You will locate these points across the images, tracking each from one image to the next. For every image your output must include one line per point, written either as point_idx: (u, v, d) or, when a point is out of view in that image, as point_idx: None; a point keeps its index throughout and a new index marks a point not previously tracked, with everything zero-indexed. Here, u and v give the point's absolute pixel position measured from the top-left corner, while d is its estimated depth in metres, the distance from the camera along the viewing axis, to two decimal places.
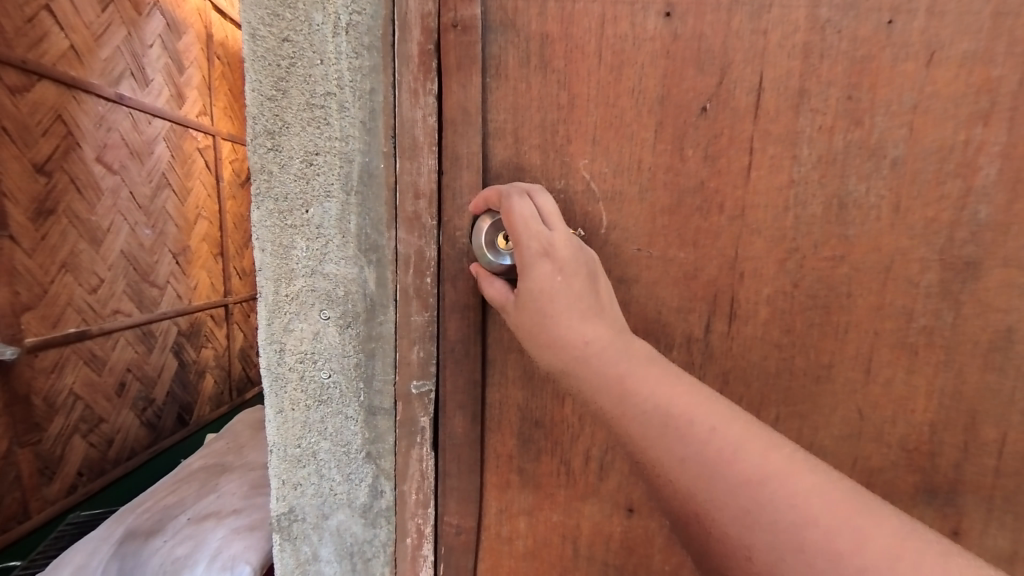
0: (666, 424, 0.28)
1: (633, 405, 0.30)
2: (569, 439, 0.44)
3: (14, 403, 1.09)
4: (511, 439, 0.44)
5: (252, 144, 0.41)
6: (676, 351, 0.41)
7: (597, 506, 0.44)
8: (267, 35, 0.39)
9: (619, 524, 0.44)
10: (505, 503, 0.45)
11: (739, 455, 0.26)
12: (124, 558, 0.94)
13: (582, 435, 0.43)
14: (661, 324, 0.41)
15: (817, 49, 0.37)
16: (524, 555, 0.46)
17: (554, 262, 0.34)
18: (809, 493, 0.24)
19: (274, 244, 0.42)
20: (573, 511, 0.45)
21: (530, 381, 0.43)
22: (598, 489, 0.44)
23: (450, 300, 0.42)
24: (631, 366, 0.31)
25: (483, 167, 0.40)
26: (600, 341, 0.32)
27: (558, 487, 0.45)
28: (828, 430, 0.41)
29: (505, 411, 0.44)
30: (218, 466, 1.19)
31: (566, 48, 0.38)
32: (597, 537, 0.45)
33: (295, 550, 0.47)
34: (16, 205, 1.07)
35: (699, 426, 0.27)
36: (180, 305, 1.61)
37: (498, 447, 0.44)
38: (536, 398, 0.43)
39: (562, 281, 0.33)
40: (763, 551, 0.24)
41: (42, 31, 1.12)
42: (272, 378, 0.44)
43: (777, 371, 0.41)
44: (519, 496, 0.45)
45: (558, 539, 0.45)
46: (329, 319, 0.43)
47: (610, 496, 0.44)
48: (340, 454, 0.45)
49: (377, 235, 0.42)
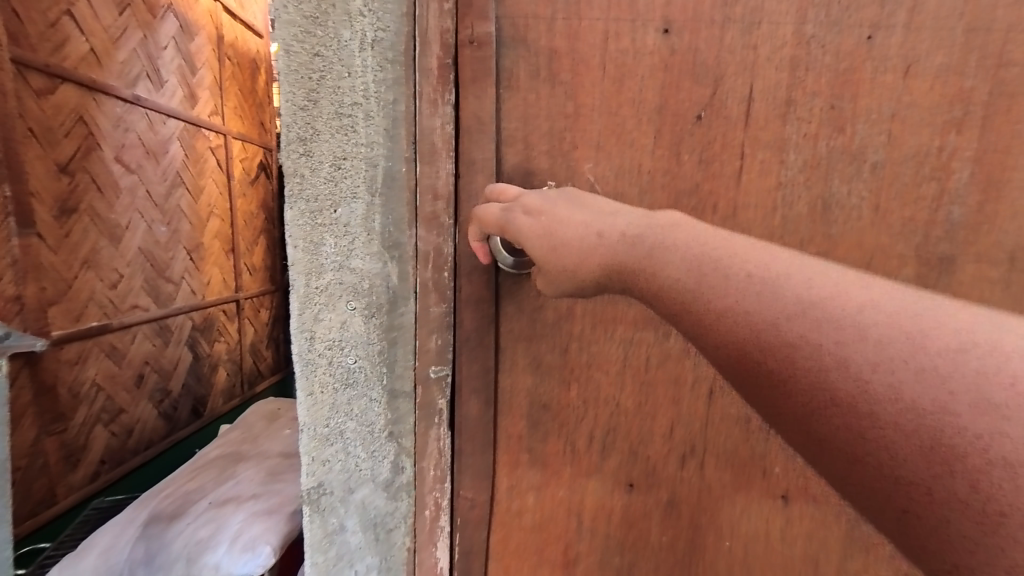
0: (700, 280, 0.28)
1: (664, 273, 0.30)
2: (574, 421, 0.47)
3: (41, 393, 1.13)
4: (521, 420, 0.48)
5: (285, 149, 0.45)
6: (672, 339, 0.45)
7: (600, 482, 0.48)
8: (300, 50, 0.43)
9: (620, 499, 0.48)
10: (515, 480, 0.49)
11: (778, 291, 0.25)
12: (151, 540, 0.98)
13: (586, 417, 0.47)
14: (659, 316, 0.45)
15: (803, 62, 0.40)
16: (532, 528, 0.50)
17: (541, 207, 0.37)
18: (858, 311, 0.23)
19: (305, 241, 0.46)
20: (578, 487, 0.49)
21: (538, 367, 0.47)
22: (601, 467, 0.48)
23: (466, 293, 0.46)
24: (657, 240, 0.31)
25: (496, 171, 0.44)
26: (624, 228, 0.33)
27: (563, 465, 0.48)
28: None
29: (515, 395, 0.48)
30: (235, 454, 1.25)
31: (572, 61, 0.42)
32: (600, 511, 0.49)
33: (323, 522, 0.52)
34: (42, 203, 1.12)
35: (731, 275, 0.27)
36: (195, 301, 1.66)
37: (509, 429, 0.48)
38: (544, 383, 0.47)
39: (547, 219, 0.36)
40: (813, 376, 0.23)
41: (63, 36, 1.16)
42: (302, 364, 0.49)
43: None
44: (527, 473, 0.49)
45: (564, 514, 0.49)
46: (355, 309, 0.47)
47: (612, 473, 0.48)
48: (364, 434, 0.50)
49: (399, 233, 0.46)
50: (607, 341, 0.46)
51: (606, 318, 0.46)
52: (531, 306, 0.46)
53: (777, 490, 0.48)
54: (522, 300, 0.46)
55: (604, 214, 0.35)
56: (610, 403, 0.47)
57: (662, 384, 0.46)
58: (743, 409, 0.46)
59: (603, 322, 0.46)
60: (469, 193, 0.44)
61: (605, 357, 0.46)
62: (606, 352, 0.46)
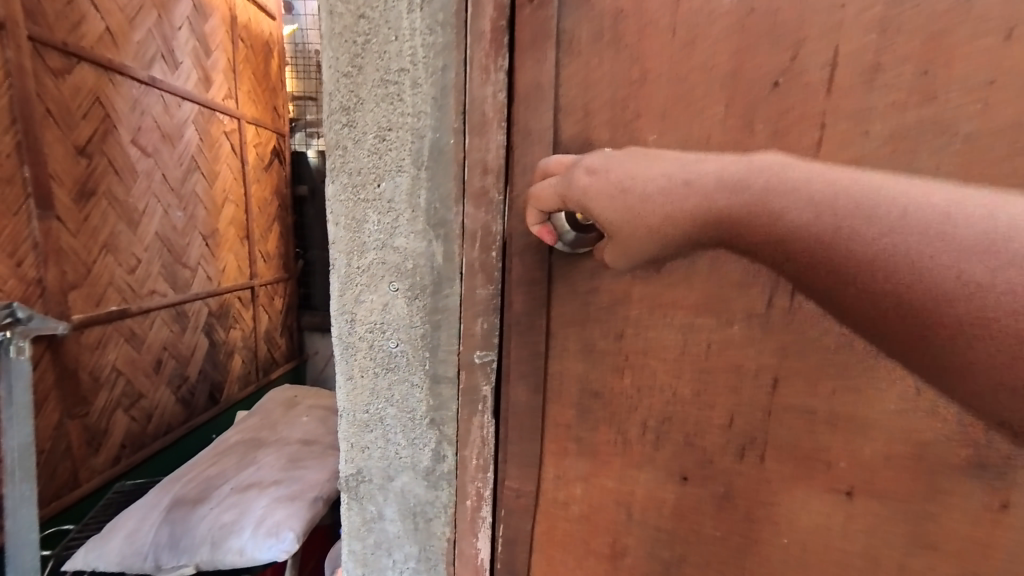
0: (805, 217, 0.35)
1: (775, 214, 0.36)
2: (626, 410, 0.45)
3: (64, 376, 1.13)
4: (570, 408, 0.46)
5: (328, 120, 0.43)
6: (736, 325, 0.42)
7: (652, 474, 0.46)
8: (345, 13, 0.41)
9: (672, 491, 0.46)
10: (561, 469, 0.47)
11: (876, 220, 0.33)
12: (175, 523, 0.98)
13: (639, 406, 0.45)
14: (723, 299, 0.42)
15: (894, 23, 0.37)
16: (578, 519, 0.48)
17: (607, 164, 0.38)
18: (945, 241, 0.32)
19: (347, 218, 0.44)
20: (628, 479, 0.46)
21: (590, 353, 0.44)
22: (653, 458, 0.46)
23: (516, 274, 0.43)
24: (761, 192, 0.36)
25: (553, 142, 0.41)
26: (716, 176, 0.36)
27: (613, 455, 0.46)
28: (884, 404, 0.42)
29: (565, 381, 0.45)
30: (254, 440, 1.25)
31: (639, 22, 0.38)
32: (650, 504, 0.47)
33: (361, 509, 0.50)
34: (62, 186, 1.10)
35: (835, 212, 0.34)
36: (211, 287, 1.65)
37: (557, 417, 0.46)
38: (596, 369, 0.44)
39: (627, 180, 0.37)
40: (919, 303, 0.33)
41: (80, 14, 1.14)
42: (343, 347, 0.47)
43: (837, 346, 0.41)
44: (575, 463, 0.47)
45: (612, 505, 0.47)
46: (398, 291, 0.45)
47: (664, 465, 0.46)
48: (405, 420, 0.48)
49: (445, 210, 0.43)
50: (665, 326, 0.43)
51: (665, 301, 0.42)
52: (584, 289, 0.43)
53: (840, 485, 0.44)
54: (574, 282, 0.43)
55: (683, 161, 0.37)
56: (666, 391, 0.44)
57: (722, 372, 0.43)
58: (810, 399, 0.43)
59: (661, 306, 0.42)
60: (520, 164, 0.41)
61: (662, 344, 0.43)
62: (663, 338, 0.43)
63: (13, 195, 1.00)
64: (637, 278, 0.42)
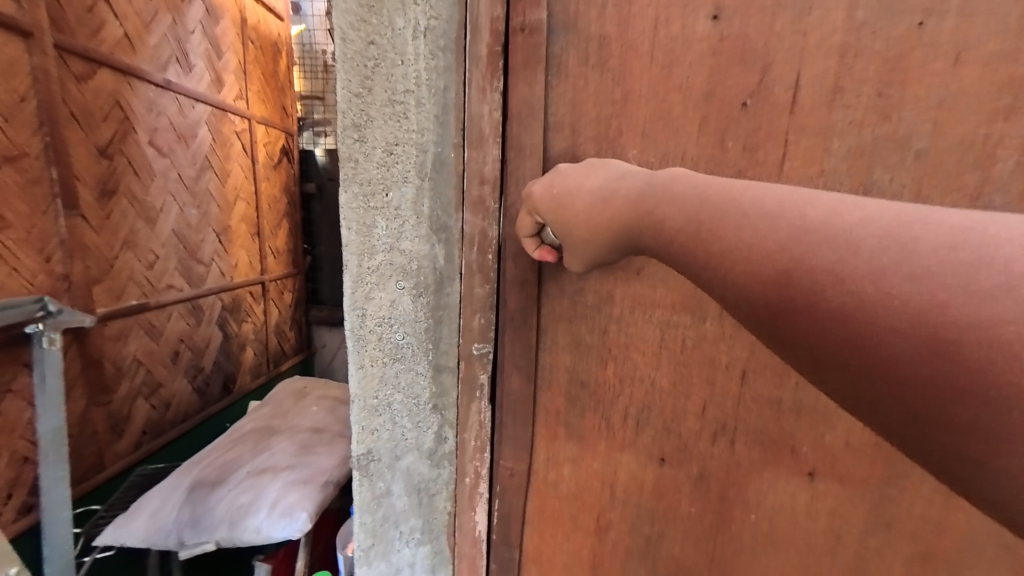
0: (700, 224, 0.30)
1: (670, 223, 0.32)
2: (610, 399, 0.50)
3: (90, 366, 1.20)
4: (559, 396, 0.51)
5: (341, 135, 0.48)
6: (708, 323, 0.46)
7: (633, 456, 0.51)
8: (356, 38, 0.45)
9: (652, 473, 0.51)
10: (552, 452, 0.52)
11: (783, 218, 0.26)
12: (195, 504, 1.05)
13: (622, 395, 0.49)
14: (697, 299, 0.46)
15: (853, 49, 0.41)
16: (567, 496, 0.53)
17: (553, 180, 0.40)
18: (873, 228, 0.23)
19: (358, 223, 0.49)
20: (612, 460, 0.51)
21: (578, 347, 0.49)
22: (634, 442, 0.51)
23: (510, 275, 0.48)
24: (656, 195, 0.34)
25: (544, 156, 0.45)
26: (631, 191, 0.36)
27: (599, 440, 0.51)
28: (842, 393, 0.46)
29: (555, 372, 0.50)
30: (267, 428, 1.31)
31: (622, 47, 0.43)
32: (633, 483, 0.52)
33: (371, 486, 0.55)
34: (85, 185, 1.16)
35: (732, 213, 0.29)
36: (224, 282, 1.72)
37: (548, 404, 0.51)
38: (583, 361, 0.49)
39: (557, 190, 0.39)
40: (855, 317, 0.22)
41: (99, 20, 1.19)
42: (354, 339, 0.52)
43: None
44: (565, 446, 0.52)
45: (598, 485, 0.52)
46: (404, 289, 0.50)
47: (645, 448, 0.51)
48: (410, 406, 0.53)
49: (446, 217, 0.48)
50: (646, 323, 0.47)
51: (645, 302, 0.47)
52: (572, 289, 0.48)
53: (805, 468, 0.48)
54: (563, 283, 0.48)
55: (616, 176, 0.38)
56: (646, 382, 0.49)
57: (698, 365, 0.48)
58: (778, 389, 0.47)
59: (642, 306, 0.47)
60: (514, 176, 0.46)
61: (643, 339, 0.48)
62: (644, 334, 0.48)
63: (41, 195, 1.05)
64: (620, 280, 0.47)
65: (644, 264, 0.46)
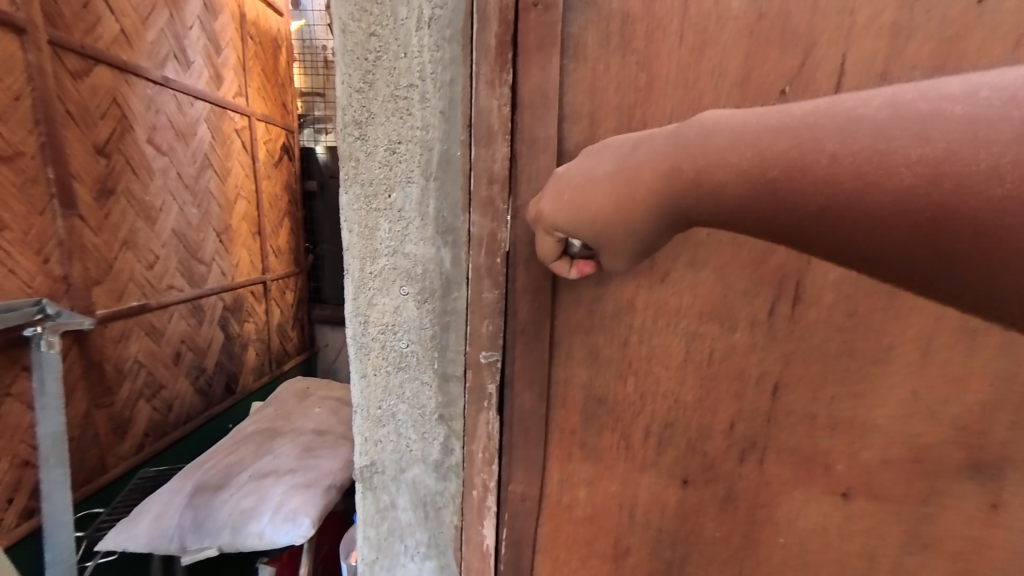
0: (770, 193, 0.27)
1: (728, 194, 0.29)
2: (630, 416, 0.47)
3: (91, 368, 1.19)
4: (574, 415, 0.48)
5: (341, 133, 0.45)
6: (739, 332, 0.44)
7: (655, 477, 0.48)
8: (356, 30, 0.43)
9: (674, 494, 0.49)
10: (567, 474, 0.49)
11: (884, 147, 0.24)
12: (197, 508, 1.03)
13: (643, 412, 0.47)
14: (727, 307, 0.44)
15: (903, 31, 0.38)
16: (583, 521, 0.50)
17: (561, 186, 0.35)
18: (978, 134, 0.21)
19: (360, 226, 0.47)
20: (632, 483, 0.49)
21: (595, 361, 0.46)
22: (656, 461, 0.48)
23: (522, 282, 0.45)
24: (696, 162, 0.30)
25: (558, 150, 0.42)
26: (652, 159, 0.31)
27: (618, 459, 0.48)
28: (881, 409, 0.44)
29: (569, 389, 0.47)
30: (270, 430, 1.30)
31: (648, 27, 0.40)
32: (654, 505, 0.49)
33: (375, 498, 0.53)
34: (83, 185, 1.14)
35: (805, 168, 0.26)
36: (225, 282, 1.70)
37: (562, 423, 0.48)
38: (600, 377, 0.46)
39: (565, 178, 0.35)
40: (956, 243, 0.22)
41: (96, 16, 1.16)
42: (357, 347, 0.50)
43: (835, 353, 0.43)
44: (581, 467, 0.49)
45: (616, 507, 0.49)
46: (408, 294, 0.48)
47: (667, 468, 0.48)
48: (416, 416, 0.51)
49: (453, 218, 0.45)
50: (670, 333, 0.45)
51: (670, 310, 0.44)
52: (589, 299, 0.45)
53: (838, 487, 0.47)
54: (579, 292, 0.45)
55: (628, 148, 0.33)
56: (670, 398, 0.46)
57: (726, 379, 0.45)
58: (812, 404, 0.45)
59: (666, 314, 0.44)
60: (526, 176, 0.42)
61: (667, 351, 0.45)
62: (669, 346, 0.45)
63: (38, 194, 1.04)
64: (642, 286, 0.44)
65: (669, 269, 0.43)
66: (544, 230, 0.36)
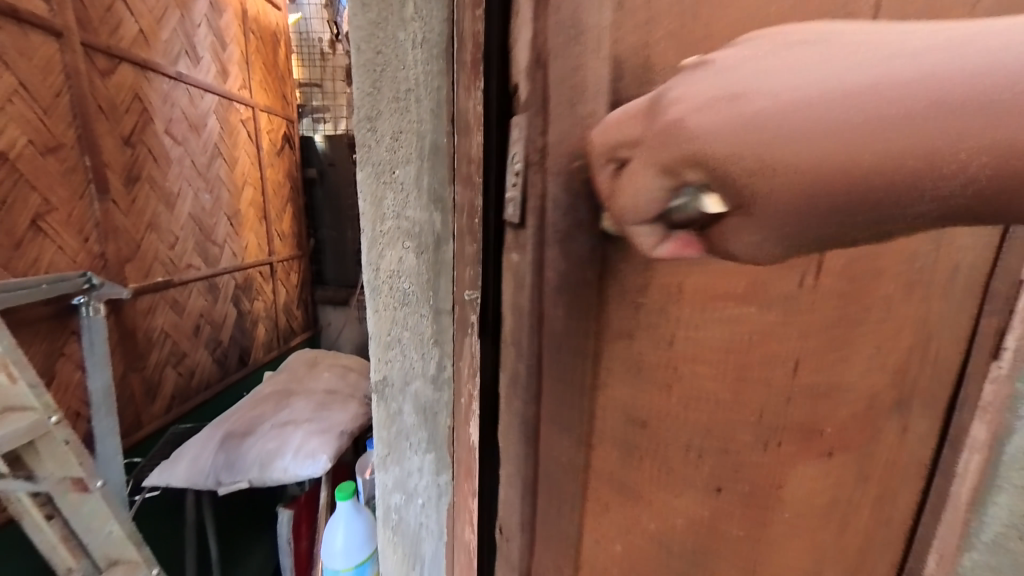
0: None
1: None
2: (668, 435, 0.36)
3: (125, 335, 1.34)
4: (611, 449, 0.37)
5: (358, 128, 0.62)
6: (774, 307, 0.33)
7: (690, 504, 0.38)
8: (368, 51, 0.59)
9: (706, 509, 0.38)
10: (599, 529, 0.39)
11: None
12: (229, 450, 1.21)
13: (683, 427, 0.35)
14: (764, 276, 0.32)
15: None
16: None
17: (713, 88, 0.21)
18: None
19: (372, 196, 0.63)
20: (669, 517, 0.38)
21: (637, 375, 0.35)
22: (687, 484, 0.37)
23: (552, 281, 0.35)
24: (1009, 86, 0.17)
25: (613, 55, 0.30)
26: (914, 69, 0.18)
27: (655, 494, 0.37)
28: (855, 370, 0.36)
29: (607, 417, 0.36)
30: (285, 391, 1.46)
31: None
32: (694, 538, 0.39)
33: (387, 405, 0.71)
34: (114, 173, 1.28)
35: None
36: (236, 262, 1.85)
37: (599, 464, 0.37)
38: (640, 396, 0.35)
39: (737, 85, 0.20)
40: None
41: (118, 18, 1.28)
42: (370, 288, 0.66)
43: (829, 319, 0.34)
44: (616, 516, 0.39)
45: (653, 556, 0.39)
46: (409, 248, 0.64)
47: (698, 488, 0.37)
48: (416, 341, 0.67)
49: (442, 189, 0.61)
50: (708, 319, 0.33)
51: (715, 290, 0.32)
52: (634, 288, 0.33)
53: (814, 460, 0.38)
54: (624, 283, 0.33)
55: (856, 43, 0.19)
56: (704, 407, 0.35)
57: (757, 368, 0.34)
58: (838, 382, 0.36)
59: (712, 294, 0.32)
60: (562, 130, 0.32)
61: (707, 345, 0.34)
62: (708, 338, 0.33)
63: (77, 180, 1.17)
64: (692, 263, 0.32)
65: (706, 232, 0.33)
66: (664, 159, 0.21)
